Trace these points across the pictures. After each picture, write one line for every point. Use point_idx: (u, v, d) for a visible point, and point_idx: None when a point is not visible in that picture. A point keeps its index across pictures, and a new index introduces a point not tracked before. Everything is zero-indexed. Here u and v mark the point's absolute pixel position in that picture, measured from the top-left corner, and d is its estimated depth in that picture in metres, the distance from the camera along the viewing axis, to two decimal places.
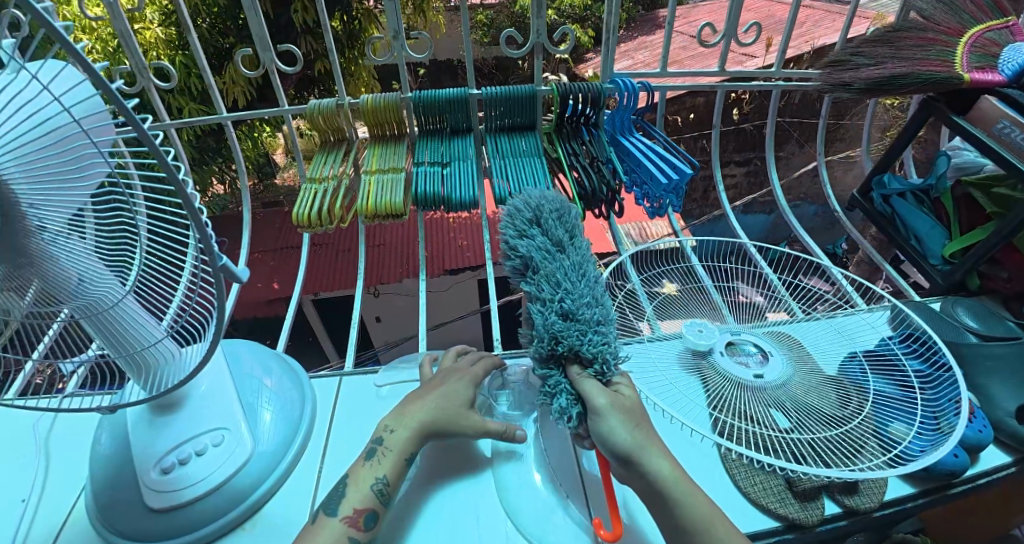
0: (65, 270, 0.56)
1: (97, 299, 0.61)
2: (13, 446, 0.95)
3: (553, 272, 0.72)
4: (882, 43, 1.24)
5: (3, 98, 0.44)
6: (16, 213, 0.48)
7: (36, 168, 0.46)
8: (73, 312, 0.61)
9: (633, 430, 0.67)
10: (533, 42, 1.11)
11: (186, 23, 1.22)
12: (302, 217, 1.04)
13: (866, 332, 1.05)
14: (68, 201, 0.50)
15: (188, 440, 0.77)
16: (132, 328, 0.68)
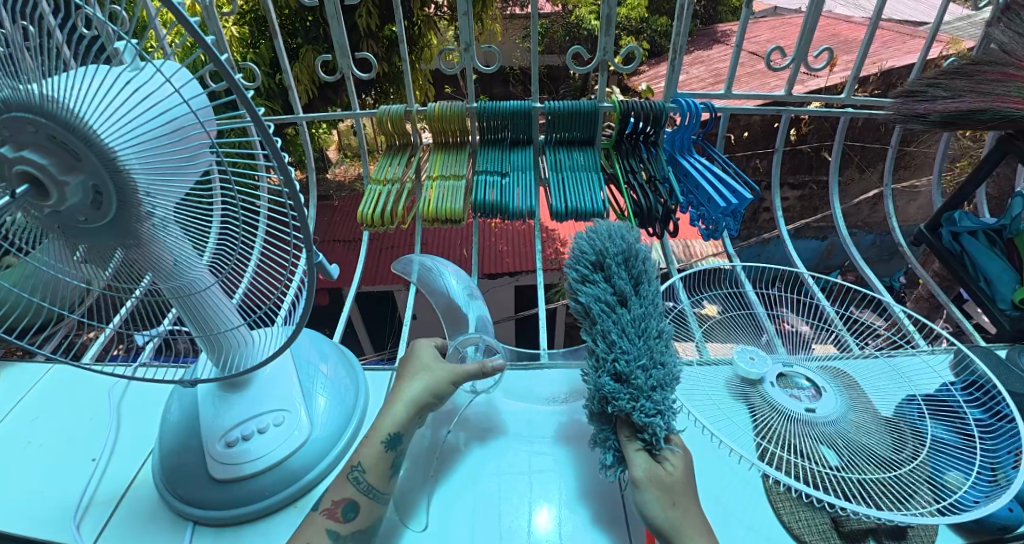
0: (168, 253, 0.62)
1: (191, 281, 0.67)
2: (90, 407, 1.03)
3: (608, 330, 0.77)
4: (960, 75, 1.18)
5: (138, 94, 0.49)
6: (135, 200, 0.53)
7: (159, 160, 0.52)
8: (169, 291, 0.67)
9: (671, 501, 0.68)
10: (599, 59, 1.13)
11: (273, 28, 1.31)
12: (366, 216, 1.10)
13: (927, 375, 1.01)
14: (179, 191, 0.56)
15: (252, 418, 0.83)
16: (216, 309, 0.74)
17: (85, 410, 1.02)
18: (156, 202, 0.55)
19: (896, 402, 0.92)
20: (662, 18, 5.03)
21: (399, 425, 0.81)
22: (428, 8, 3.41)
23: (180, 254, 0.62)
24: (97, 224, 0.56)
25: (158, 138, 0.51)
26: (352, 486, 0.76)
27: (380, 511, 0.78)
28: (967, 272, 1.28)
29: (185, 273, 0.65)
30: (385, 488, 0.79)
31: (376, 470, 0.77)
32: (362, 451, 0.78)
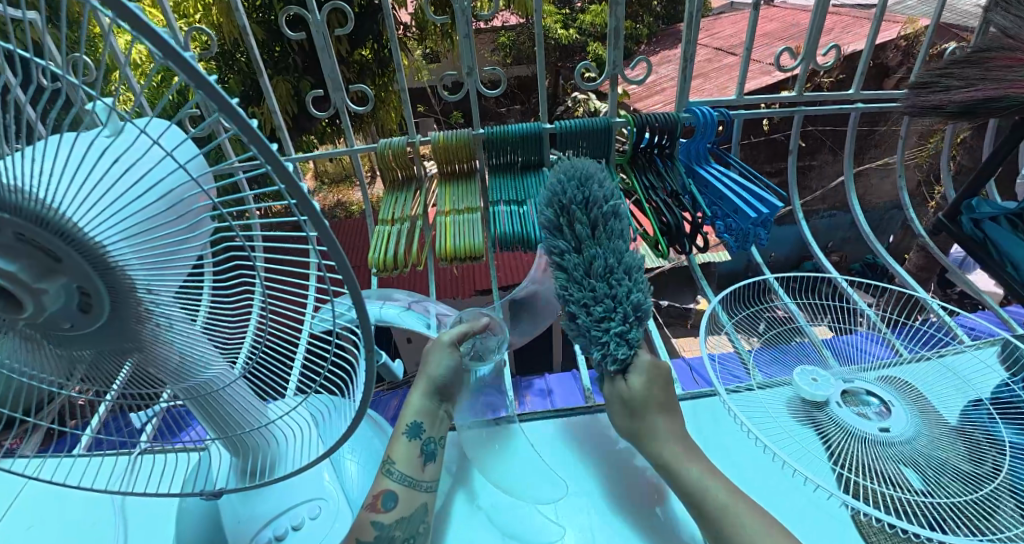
0: (183, 354, 0.55)
1: (208, 382, 0.61)
2: (87, 511, 0.93)
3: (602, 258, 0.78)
4: (970, 63, 1.14)
5: (126, 177, 0.42)
6: (133, 300, 0.46)
7: (156, 251, 0.45)
8: (182, 393, 0.61)
9: (643, 410, 0.80)
10: (608, 74, 1.08)
11: (256, 68, 1.23)
12: (377, 260, 1.03)
13: (981, 372, 0.96)
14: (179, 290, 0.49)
15: (285, 514, 0.77)
16: (233, 404, 0.67)
17: (83, 505, 0.93)
18: (160, 299, 0.48)
19: (960, 407, 0.87)
20: (627, 21, 5.04)
21: (421, 411, 0.78)
22: (396, 29, 3.35)
23: (199, 354, 0.56)
24: (87, 327, 0.50)
25: (156, 225, 0.44)
26: (387, 478, 0.73)
27: (422, 497, 0.75)
28: (995, 262, 1.20)
29: (204, 373, 0.59)
30: (423, 476, 0.76)
31: (404, 457, 0.75)
32: (393, 445, 0.75)
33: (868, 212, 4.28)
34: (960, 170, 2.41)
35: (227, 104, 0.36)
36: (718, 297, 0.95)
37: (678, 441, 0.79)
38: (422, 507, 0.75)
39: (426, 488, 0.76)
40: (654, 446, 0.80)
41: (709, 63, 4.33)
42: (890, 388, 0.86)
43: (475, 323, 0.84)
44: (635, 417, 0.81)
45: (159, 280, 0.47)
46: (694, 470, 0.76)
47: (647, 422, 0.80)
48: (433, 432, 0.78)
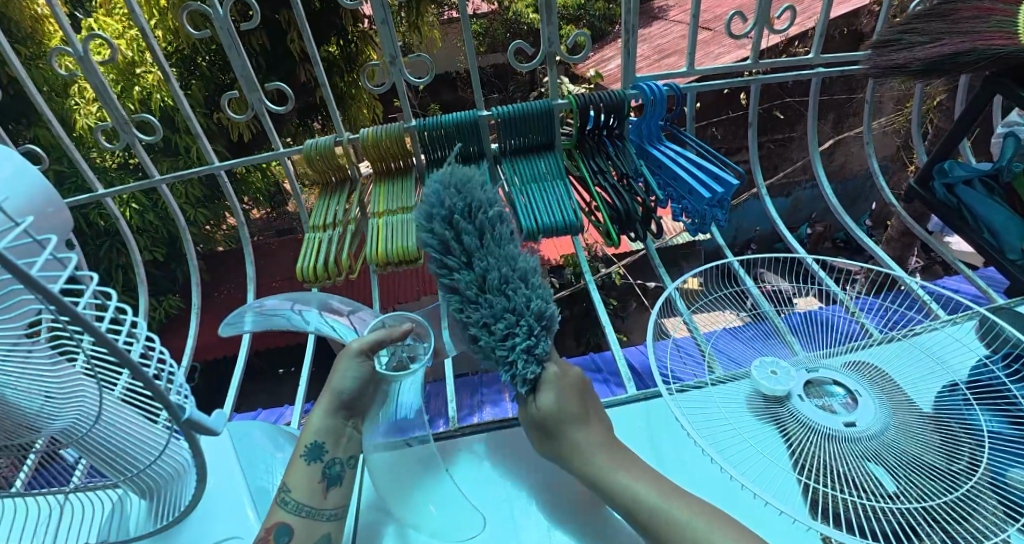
0: (21, 406, 0.49)
1: (76, 424, 0.54)
2: None
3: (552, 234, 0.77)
4: (935, 17, 1.07)
5: None
6: None
7: None
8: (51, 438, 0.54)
9: (562, 417, 0.74)
10: (545, 52, 1.00)
11: (170, 74, 1.16)
12: (307, 271, 0.95)
13: (957, 350, 0.90)
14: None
15: None
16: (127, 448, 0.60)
17: None
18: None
19: (935, 392, 0.81)
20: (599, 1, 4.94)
21: (322, 430, 0.74)
22: (360, 24, 3.23)
23: (38, 405, 0.49)
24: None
25: None
26: (280, 509, 0.69)
27: (323, 527, 0.71)
28: (970, 228, 1.14)
29: (55, 422, 0.52)
30: (325, 504, 0.72)
31: (301, 484, 0.71)
32: (289, 471, 0.71)
33: (849, 181, 4.24)
34: (937, 133, 2.36)
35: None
36: (674, 288, 0.93)
37: (603, 447, 0.73)
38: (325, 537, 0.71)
39: (330, 516, 0.72)
40: (579, 456, 0.73)
41: (682, 39, 4.25)
42: (859, 375, 0.82)
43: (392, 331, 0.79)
44: (556, 431, 0.75)
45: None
46: (605, 464, 0.71)
47: (568, 434, 0.74)
48: (336, 454, 0.74)
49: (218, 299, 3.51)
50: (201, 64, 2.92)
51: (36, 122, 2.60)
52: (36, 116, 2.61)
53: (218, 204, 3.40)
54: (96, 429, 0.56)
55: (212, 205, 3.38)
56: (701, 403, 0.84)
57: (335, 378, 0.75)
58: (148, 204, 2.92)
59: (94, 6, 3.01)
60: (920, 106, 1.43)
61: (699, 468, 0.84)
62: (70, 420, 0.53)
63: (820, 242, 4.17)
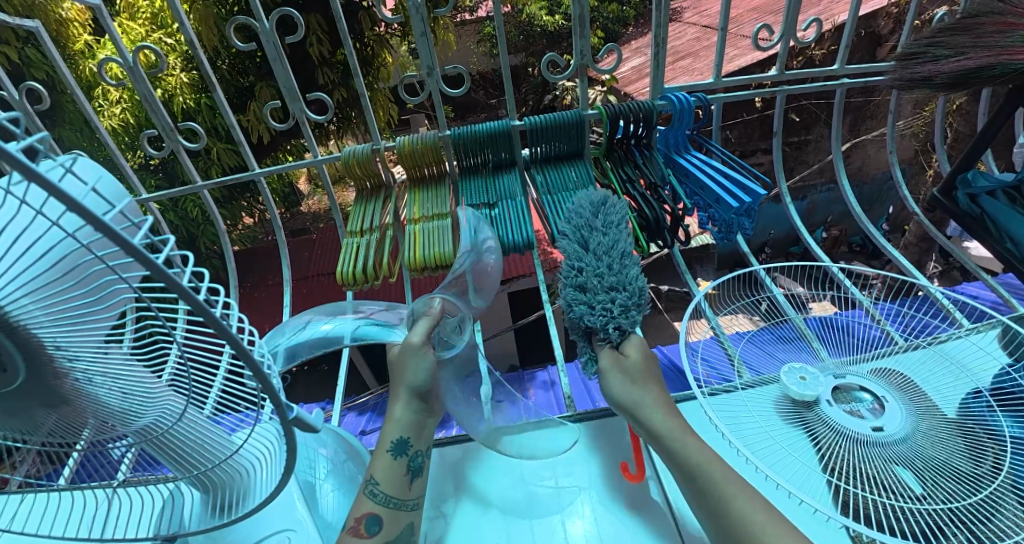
0: (108, 406, 0.52)
1: (156, 421, 0.57)
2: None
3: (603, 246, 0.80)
4: (960, 30, 1.09)
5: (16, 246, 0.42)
6: (42, 356, 0.44)
7: (62, 308, 0.44)
8: (135, 436, 0.58)
9: (643, 398, 0.75)
10: (576, 64, 1.04)
11: (212, 81, 1.20)
12: (347, 275, 1.00)
13: (981, 359, 0.92)
14: (92, 333, 0.47)
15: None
16: (201, 444, 0.64)
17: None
18: (72, 353, 0.46)
19: (960, 398, 0.84)
20: (613, 3, 4.94)
21: (406, 426, 0.79)
22: (378, 27, 3.28)
23: (125, 405, 0.53)
24: (12, 386, 0.47)
25: (50, 283, 0.43)
26: (369, 500, 0.73)
27: (407, 516, 0.76)
28: (993, 237, 1.15)
29: (139, 419, 0.55)
30: (409, 494, 0.77)
31: (389, 478, 0.75)
32: (375, 464, 0.76)
33: (864, 184, 4.21)
34: (957, 138, 2.35)
35: (49, 183, 0.30)
36: (702, 295, 0.96)
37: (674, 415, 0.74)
38: (408, 526, 0.76)
39: (412, 507, 0.77)
40: (646, 419, 0.74)
41: (696, 42, 4.25)
42: (888, 382, 0.84)
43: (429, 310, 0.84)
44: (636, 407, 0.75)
45: (69, 335, 0.45)
46: (667, 424, 0.73)
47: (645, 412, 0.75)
48: (417, 447, 0.79)
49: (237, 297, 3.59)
50: (222, 67, 2.98)
51: (67, 124, 2.67)
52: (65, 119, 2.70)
53: (238, 202, 3.49)
54: (176, 427, 0.59)
55: (232, 204, 3.46)
56: (728, 408, 0.87)
57: (405, 370, 0.79)
58: (172, 205, 2.99)
59: (120, 11, 3.10)
60: (943, 115, 1.44)
61: None
62: (154, 417, 0.56)
63: (836, 246, 4.16)
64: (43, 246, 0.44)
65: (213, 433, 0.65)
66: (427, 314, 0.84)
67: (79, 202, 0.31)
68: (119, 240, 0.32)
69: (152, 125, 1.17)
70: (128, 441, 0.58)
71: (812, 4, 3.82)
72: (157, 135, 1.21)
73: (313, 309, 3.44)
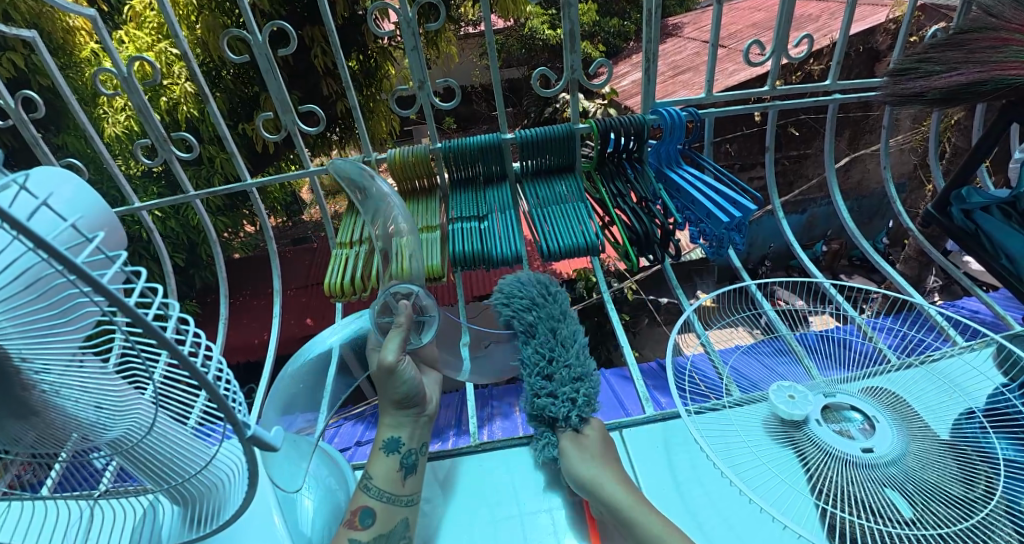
0: (78, 418, 0.51)
1: (126, 437, 0.57)
2: None
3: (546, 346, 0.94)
4: (952, 46, 1.08)
5: None
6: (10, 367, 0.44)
7: (26, 320, 0.43)
8: (104, 450, 0.57)
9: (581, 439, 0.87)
10: (567, 78, 1.04)
11: (207, 90, 1.20)
12: (334, 286, 1.00)
13: (974, 378, 0.91)
14: (58, 344, 0.46)
15: None
16: (173, 461, 0.63)
17: None
18: (40, 365, 0.46)
19: (952, 417, 0.82)
20: (614, 18, 4.99)
21: (400, 426, 0.81)
22: (380, 40, 3.30)
23: (95, 416, 0.52)
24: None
25: (11, 293, 0.43)
26: (364, 494, 0.77)
27: (401, 512, 0.79)
28: (987, 253, 1.14)
29: (110, 431, 0.55)
30: (403, 490, 0.79)
31: (382, 473, 0.78)
32: (371, 461, 0.79)
33: (864, 198, 4.22)
34: (954, 153, 2.34)
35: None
36: (692, 310, 0.95)
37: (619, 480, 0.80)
38: (402, 521, 0.78)
39: (407, 502, 0.79)
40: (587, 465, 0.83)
41: (696, 56, 4.29)
42: (880, 401, 0.83)
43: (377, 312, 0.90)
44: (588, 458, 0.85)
45: (35, 348, 0.45)
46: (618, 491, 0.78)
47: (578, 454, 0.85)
48: (411, 445, 0.81)
49: (236, 305, 3.58)
50: (226, 77, 3.00)
51: (68, 133, 2.67)
52: (66, 125, 2.71)
53: (240, 210, 3.53)
54: (146, 441, 0.59)
55: (235, 212, 3.51)
56: (717, 425, 0.85)
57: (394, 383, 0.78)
58: (171, 213, 2.99)
59: (125, 19, 3.13)
60: (938, 130, 1.43)
61: (716, 490, 0.85)
62: (124, 431, 0.56)
63: (836, 260, 4.15)
64: (6, 258, 0.44)
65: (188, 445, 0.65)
66: (395, 324, 0.79)
67: (25, 224, 0.30)
68: (65, 259, 0.32)
69: (147, 134, 1.17)
70: (98, 454, 0.58)
71: (811, 21, 3.85)
72: (150, 145, 1.21)
73: (311, 318, 3.43)
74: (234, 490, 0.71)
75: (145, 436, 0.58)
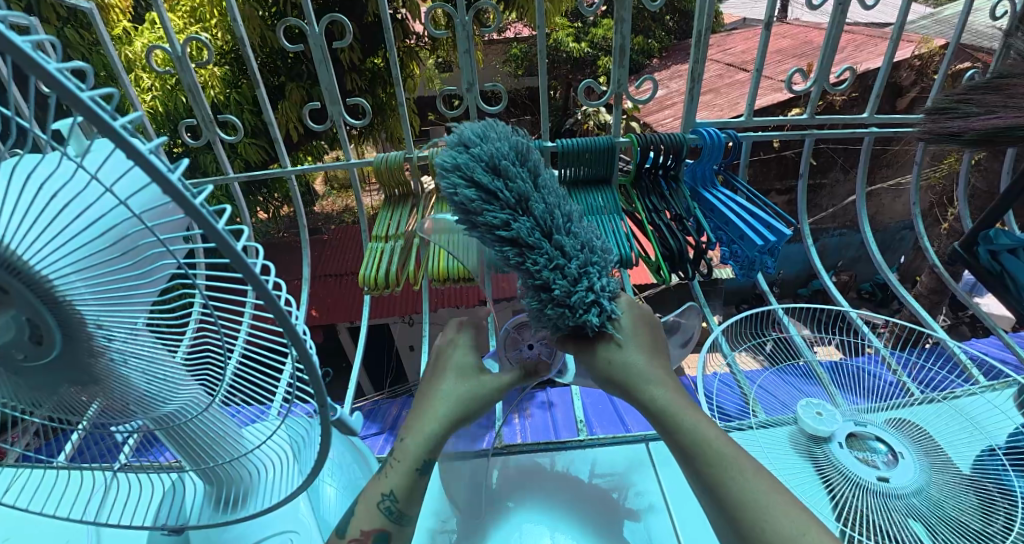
0: (137, 388, 0.52)
1: (183, 403, 0.58)
2: (49, 535, 0.90)
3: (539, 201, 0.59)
4: (992, 89, 1.09)
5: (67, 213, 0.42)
6: (83, 333, 0.44)
7: (108, 284, 0.44)
8: (162, 418, 0.58)
9: (624, 345, 0.63)
10: (613, 92, 1.06)
11: (254, 75, 1.21)
12: (368, 279, 1.01)
13: (996, 418, 0.91)
14: (132, 310, 0.47)
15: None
16: (221, 435, 0.65)
17: (62, 531, 0.91)
18: (111, 333, 0.46)
19: (974, 454, 0.83)
20: (639, 35, 5.04)
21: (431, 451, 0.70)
22: (409, 40, 3.35)
23: (154, 388, 0.53)
24: (46, 359, 0.47)
25: (99, 259, 0.43)
26: (382, 516, 0.65)
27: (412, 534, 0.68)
28: (1011, 295, 1.14)
29: (166, 405, 0.56)
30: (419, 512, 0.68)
31: (410, 496, 0.66)
32: (389, 475, 0.66)
33: (877, 231, 4.21)
34: (975, 194, 2.35)
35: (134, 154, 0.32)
36: (720, 329, 0.95)
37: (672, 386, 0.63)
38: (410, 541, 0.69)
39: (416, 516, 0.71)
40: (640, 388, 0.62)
41: (720, 79, 4.32)
42: (902, 433, 0.84)
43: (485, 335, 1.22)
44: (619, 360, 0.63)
45: (111, 315, 0.45)
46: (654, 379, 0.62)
47: (624, 361, 0.63)
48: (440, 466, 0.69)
49: None
50: (255, 65, 3.04)
51: None
52: None
53: (256, 196, 3.60)
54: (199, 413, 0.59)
55: (251, 198, 3.59)
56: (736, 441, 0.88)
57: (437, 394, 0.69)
58: None
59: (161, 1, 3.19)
60: (966, 170, 1.44)
61: None
62: (180, 401, 0.56)
63: (846, 291, 4.14)
64: None
65: (231, 427, 0.66)
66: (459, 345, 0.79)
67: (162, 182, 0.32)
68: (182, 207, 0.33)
69: (193, 115, 1.19)
70: (147, 428, 0.58)
71: (837, 51, 3.88)
72: (194, 125, 1.22)
73: (317, 309, 3.43)
74: (268, 486, 0.71)
75: (197, 412, 0.60)
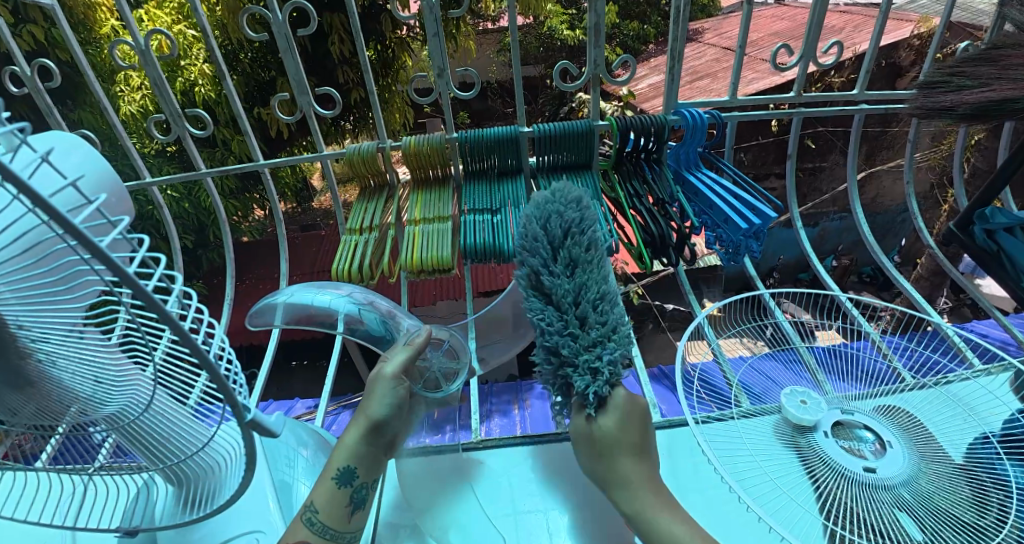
0: (74, 390, 0.50)
1: (126, 404, 0.55)
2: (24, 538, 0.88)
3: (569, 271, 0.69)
4: (985, 61, 1.05)
5: None
6: (3, 336, 0.41)
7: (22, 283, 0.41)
8: (105, 423, 0.55)
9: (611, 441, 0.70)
10: (590, 73, 1.02)
11: (223, 67, 1.17)
12: (341, 273, 0.98)
13: (991, 402, 0.88)
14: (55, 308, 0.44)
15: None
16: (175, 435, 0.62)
17: (35, 533, 0.89)
18: (37, 335, 0.43)
19: (967, 442, 0.80)
20: (634, 21, 4.96)
21: (355, 456, 0.71)
22: (399, 30, 3.30)
23: (91, 389, 0.50)
24: None
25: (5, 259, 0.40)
26: (305, 529, 0.67)
27: None
28: (1008, 275, 1.11)
29: (106, 407, 0.53)
30: (348, 527, 0.70)
31: (331, 508, 0.68)
32: (316, 488, 0.69)
33: (878, 214, 4.16)
34: (975, 174, 2.31)
35: None
36: (705, 316, 0.92)
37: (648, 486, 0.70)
38: None
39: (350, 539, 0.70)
40: (624, 490, 0.70)
41: (715, 63, 4.26)
42: (891, 420, 0.81)
43: (414, 343, 0.79)
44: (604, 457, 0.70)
45: (33, 316, 0.42)
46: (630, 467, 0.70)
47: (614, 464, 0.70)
48: (365, 479, 0.72)
49: (238, 289, 3.54)
50: (243, 60, 2.99)
51: (80, 104, 2.66)
52: (84, 99, 2.69)
53: (249, 193, 3.56)
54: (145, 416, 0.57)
55: (243, 195, 3.55)
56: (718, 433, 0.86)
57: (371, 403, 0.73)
58: (183, 194, 2.98)
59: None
60: (962, 148, 1.40)
61: (718, 499, 0.87)
62: (121, 405, 0.54)
63: (847, 275, 4.10)
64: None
65: (187, 426, 0.64)
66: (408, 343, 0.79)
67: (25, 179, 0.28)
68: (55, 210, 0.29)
69: (161, 109, 1.15)
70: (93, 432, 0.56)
71: (834, 32, 3.81)
72: (163, 120, 1.19)
73: None
74: (226, 475, 0.68)
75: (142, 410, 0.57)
